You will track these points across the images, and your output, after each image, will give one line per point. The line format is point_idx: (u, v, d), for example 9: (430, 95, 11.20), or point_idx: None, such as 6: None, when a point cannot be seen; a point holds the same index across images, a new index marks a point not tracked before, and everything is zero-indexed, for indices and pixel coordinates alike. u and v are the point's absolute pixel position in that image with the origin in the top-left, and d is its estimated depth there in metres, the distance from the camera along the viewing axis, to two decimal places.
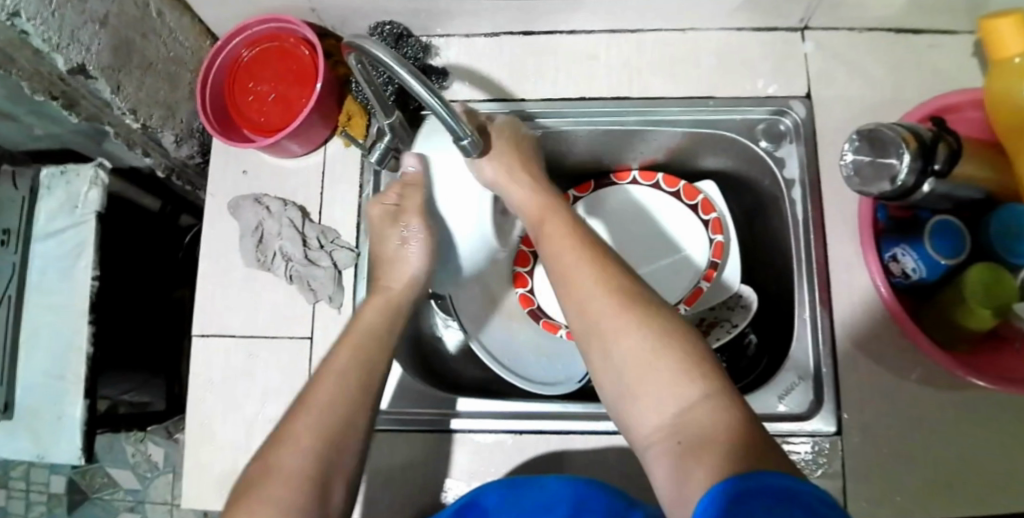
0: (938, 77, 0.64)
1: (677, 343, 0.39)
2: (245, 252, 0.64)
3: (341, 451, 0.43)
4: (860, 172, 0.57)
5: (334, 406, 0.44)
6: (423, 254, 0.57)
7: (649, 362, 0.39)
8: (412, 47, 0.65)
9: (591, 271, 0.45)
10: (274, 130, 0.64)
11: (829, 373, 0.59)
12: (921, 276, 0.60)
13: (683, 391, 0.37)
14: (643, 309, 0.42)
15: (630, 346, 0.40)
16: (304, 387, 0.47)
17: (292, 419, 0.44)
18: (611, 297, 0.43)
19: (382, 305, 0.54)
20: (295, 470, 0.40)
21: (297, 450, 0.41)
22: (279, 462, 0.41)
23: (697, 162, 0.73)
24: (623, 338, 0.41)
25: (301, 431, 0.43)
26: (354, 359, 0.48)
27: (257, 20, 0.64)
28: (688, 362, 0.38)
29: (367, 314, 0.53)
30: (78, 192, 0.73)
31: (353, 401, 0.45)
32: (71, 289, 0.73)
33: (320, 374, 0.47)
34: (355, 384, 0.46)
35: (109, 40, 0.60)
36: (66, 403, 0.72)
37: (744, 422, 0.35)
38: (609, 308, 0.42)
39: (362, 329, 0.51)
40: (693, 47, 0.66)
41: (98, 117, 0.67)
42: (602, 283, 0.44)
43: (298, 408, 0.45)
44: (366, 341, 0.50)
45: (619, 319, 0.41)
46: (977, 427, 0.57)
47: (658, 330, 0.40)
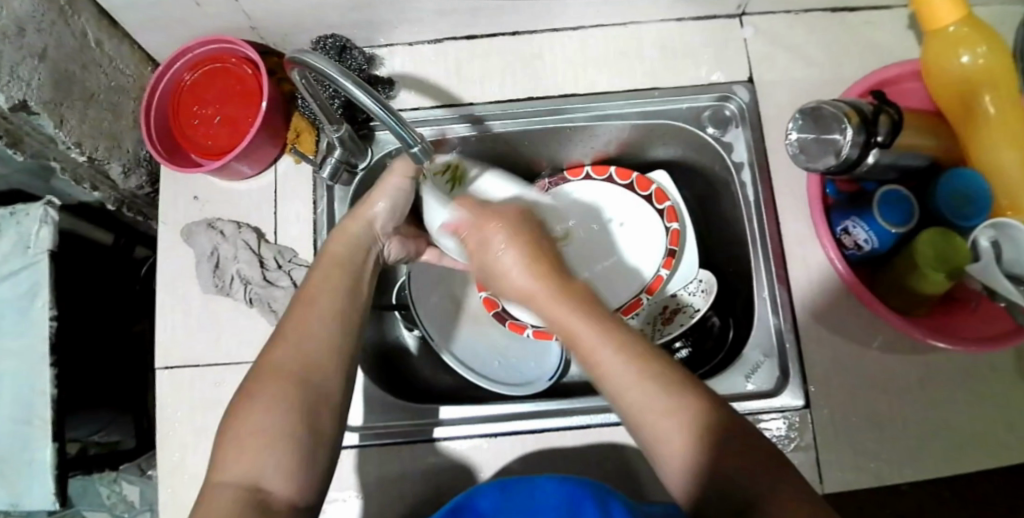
0: (873, 52, 0.66)
1: (674, 391, 0.40)
2: (201, 278, 0.63)
3: (327, 380, 0.44)
4: (806, 148, 0.59)
5: (312, 334, 0.45)
6: (393, 208, 0.57)
7: (649, 414, 0.39)
8: (356, 59, 0.65)
9: (577, 319, 0.42)
10: (223, 152, 0.64)
11: (792, 347, 0.60)
12: (873, 247, 0.61)
13: (680, 427, 0.38)
14: (632, 364, 0.40)
15: (632, 401, 0.40)
16: (282, 321, 0.47)
17: (270, 352, 0.44)
18: (613, 351, 0.41)
19: (348, 239, 0.54)
20: (279, 397, 0.41)
21: (283, 378, 0.42)
22: (263, 393, 0.41)
23: (647, 154, 0.74)
24: (625, 397, 0.40)
25: (287, 350, 0.44)
26: (334, 288, 0.49)
27: (197, 42, 0.63)
28: (682, 407, 0.39)
29: (338, 248, 0.53)
30: (29, 231, 0.72)
31: (337, 331, 0.46)
32: (31, 331, 0.71)
33: (298, 306, 0.47)
34: (337, 312, 0.47)
35: (48, 74, 0.59)
36: (32, 448, 0.70)
37: (731, 429, 0.39)
38: (609, 364, 0.41)
39: (338, 264, 0.52)
40: (637, 40, 0.67)
41: (43, 154, 0.66)
42: (595, 338, 0.41)
43: (275, 346, 0.45)
44: (340, 274, 0.51)
45: (610, 369, 0.41)
46: (940, 387, 0.59)
47: (652, 384, 0.40)
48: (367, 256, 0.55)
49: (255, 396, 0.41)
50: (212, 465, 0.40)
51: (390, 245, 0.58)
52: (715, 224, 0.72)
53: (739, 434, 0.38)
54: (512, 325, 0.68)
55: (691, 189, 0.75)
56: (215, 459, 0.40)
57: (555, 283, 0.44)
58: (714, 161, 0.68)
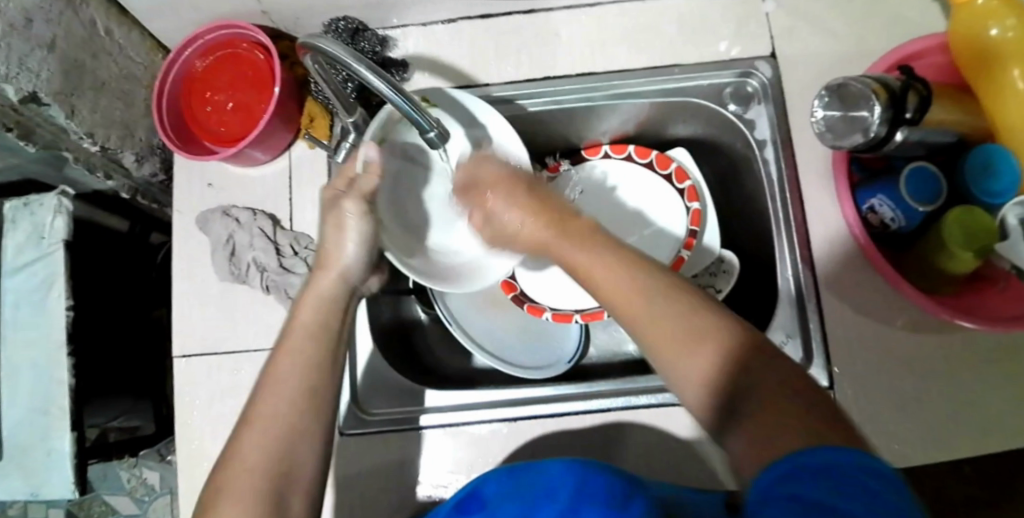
0: (900, 23, 0.64)
1: (701, 316, 0.38)
2: (217, 266, 0.63)
3: (296, 467, 0.40)
4: (833, 127, 0.57)
5: (281, 424, 0.41)
6: (364, 254, 0.52)
7: (666, 338, 0.38)
8: (368, 41, 0.64)
9: (597, 255, 0.43)
10: (236, 139, 0.63)
11: (817, 326, 0.59)
12: (901, 225, 0.60)
13: (695, 346, 0.37)
14: (655, 293, 0.40)
15: (649, 330, 0.39)
16: (251, 397, 0.43)
17: (243, 439, 0.41)
18: (634, 283, 0.40)
19: (316, 302, 0.48)
20: (247, 493, 0.38)
21: (246, 476, 0.39)
22: (228, 487, 0.39)
23: (666, 131, 0.73)
24: (645, 321, 0.39)
25: (250, 446, 0.40)
26: (296, 368, 0.44)
27: (208, 28, 0.62)
28: (700, 326, 0.37)
29: (308, 308, 0.48)
30: (43, 222, 0.71)
31: (300, 414, 0.42)
32: (47, 323, 0.71)
33: (269, 377, 0.44)
34: (300, 396, 0.42)
35: (58, 64, 0.58)
36: (53, 438, 0.70)
37: (755, 351, 0.36)
38: (635, 300, 0.40)
39: (306, 331, 0.46)
40: (654, 16, 0.65)
41: (56, 144, 0.65)
42: (622, 274, 0.41)
43: (246, 433, 0.41)
44: (309, 349, 0.45)
45: (623, 295, 0.40)
46: (968, 366, 0.57)
47: (671, 309, 0.38)
48: (343, 319, 0.49)
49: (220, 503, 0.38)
50: None
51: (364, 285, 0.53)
52: (736, 203, 0.71)
53: (777, 379, 0.34)
54: (530, 308, 0.68)
55: (711, 167, 0.73)
56: None
57: (567, 233, 0.46)
58: (735, 139, 0.67)
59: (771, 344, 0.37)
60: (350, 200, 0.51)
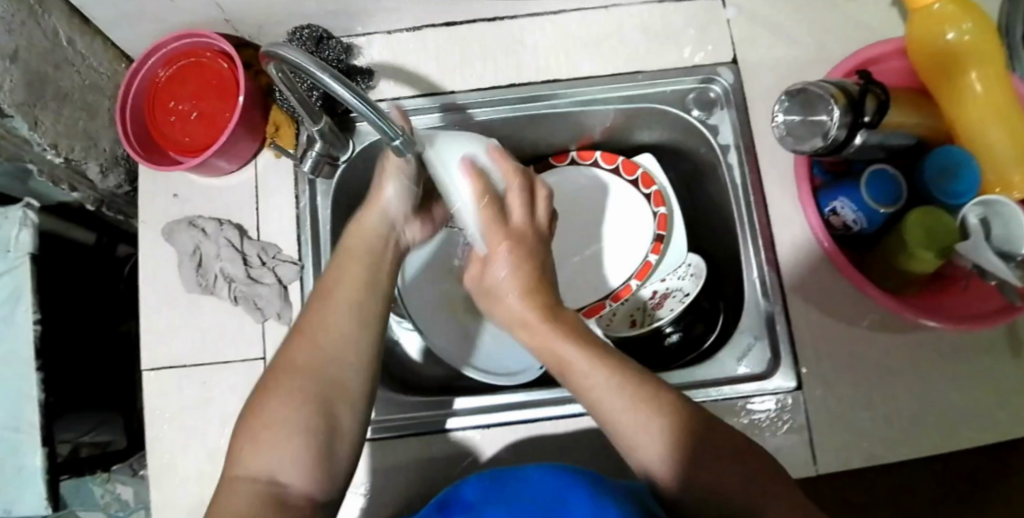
0: (857, 28, 0.65)
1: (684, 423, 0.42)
2: (185, 277, 0.62)
3: (343, 377, 0.45)
4: (793, 130, 0.58)
5: (333, 332, 0.46)
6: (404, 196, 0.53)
7: (635, 424, 0.42)
8: (333, 50, 0.64)
9: (562, 339, 0.44)
10: (201, 149, 0.63)
11: (783, 329, 0.60)
12: (862, 227, 0.61)
13: (658, 434, 0.41)
14: (643, 393, 0.42)
15: (622, 421, 0.42)
16: (302, 316, 0.48)
17: (293, 350, 0.46)
18: (621, 388, 0.42)
19: (367, 233, 0.52)
20: (303, 397, 0.43)
21: (304, 378, 0.44)
22: (280, 398, 0.43)
23: (632, 137, 0.73)
24: (619, 415, 0.42)
25: (304, 351, 0.45)
26: (351, 288, 0.49)
27: (170, 37, 0.62)
28: (669, 418, 0.42)
29: (357, 237, 0.52)
30: (8, 235, 0.70)
31: (352, 324, 0.47)
32: (15, 336, 0.70)
33: (321, 300, 0.49)
34: (350, 313, 0.48)
35: (21, 77, 0.58)
36: (19, 453, 0.69)
37: (756, 461, 0.41)
38: (613, 395, 0.42)
39: (356, 256, 0.51)
40: (618, 23, 0.66)
41: (19, 156, 0.64)
42: (594, 362, 0.43)
43: (295, 343, 0.46)
44: (358, 272, 0.50)
45: (617, 400, 0.42)
46: (930, 364, 0.58)
47: (641, 401, 0.42)
48: (387, 247, 0.53)
49: (275, 400, 0.43)
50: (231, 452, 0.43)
51: (407, 229, 0.55)
52: (701, 207, 0.72)
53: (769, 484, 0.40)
54: None
55: (677, 172, 0.74)
56: (233, 454, 0.42)
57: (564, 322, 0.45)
58: (699, 144, 0.68)
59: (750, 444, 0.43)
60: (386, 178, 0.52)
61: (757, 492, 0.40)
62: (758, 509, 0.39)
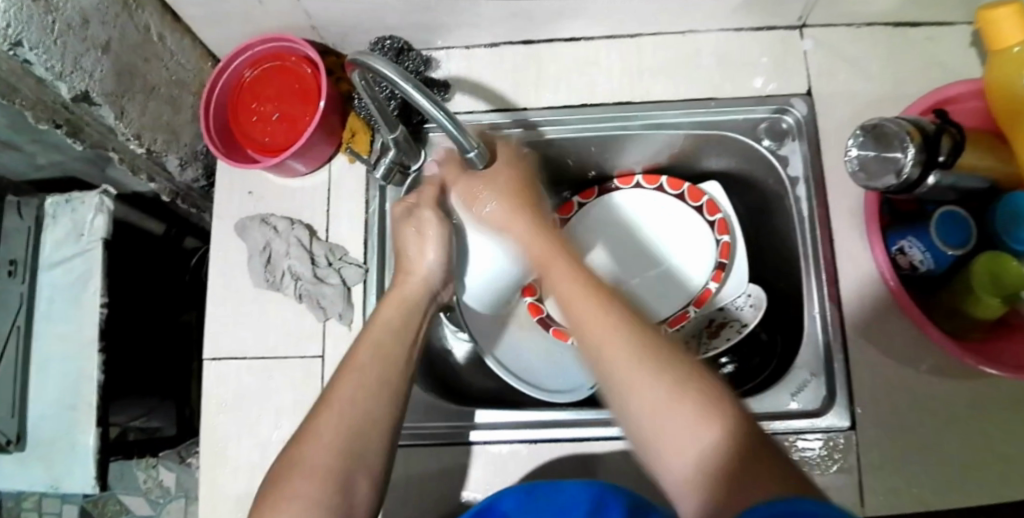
0: (937, 68, 0.64)
1: (687, 389, 0.37)
2: (254, 272, 0.64)
3: (367, 453, 0.44)
4: (866, 167, 0.57)
5: (359, 405, 0.45)
6: (443, 258, 0.55)
7: (649, 390, 0.37)
8: (412, 62, 0.66)
9: (603, 316, 0.41)
10: (279, 149, 0.64)
11: (841, 366, 0.59)
12: (929, 267, 0.60)
13: (692, 431, 0.35)
14: (642, 346, 0.39)
15: (648, 404, 0.37)
16: (330, 382, 0.48)
17: (316, 424, 0.45)
18: (618, 329, 0.40)
19: (403, 301, 0.53)
20: (316, 476, 0.42)
21: (323, 455, 0.42)
22: (302, 465, 0.42)
23: (698, 163, 0.74)
24: (644, 402, 0.37)
25: (323, 428, 0.44)
26: (376, 359, 0.48)
27: (257, 41, 0.64)
28: (707, 404, 0.36)
29: (390, 310, 0.52)
30: (83, 219, 0.73)
31: (378, 393, 0.46)
32: (79, 318, 0.73)
33: (345, 370, 0.48)
34: (376, 384, 0.47)
35: (112, 66, 0.60)
36: (79, 431, 0.72)
37: (751, 436, 0.35)
38: (617, 352, 0.39)
39: (385, 329, 0.50)
40: (692, 50, 0.67)
41: (103, 144, 0.67)
42: (628, 345, 0.39)
43: (318, 415, 0.45)
44: (389, 345, 0.49)
45: (610, 331, 0.40)
46: (991, 413, 0.57)
47: (672, 386, 0.37)
48: (422, 320, 0.53)
49: (289, 480, 0.42)
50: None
51: (447, 291, 0.57)
52: (765, 235, 0.72)
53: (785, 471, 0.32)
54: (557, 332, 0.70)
55: (741, 201, 0.74)
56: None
57: (574, 271, 0.45)
58: (767, 174, 0.68)
59: (764, 436, 0.35)
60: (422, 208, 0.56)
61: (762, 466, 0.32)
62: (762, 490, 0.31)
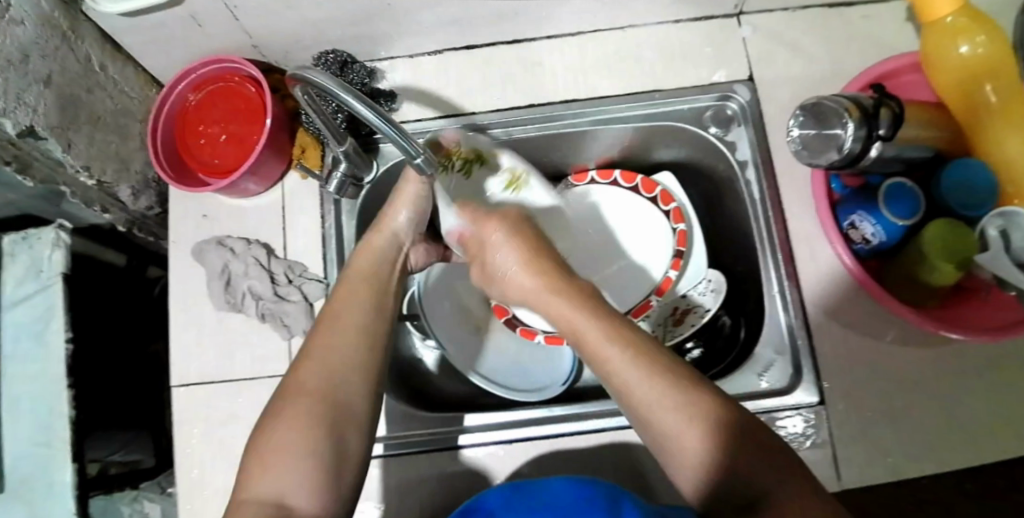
0: (874, 44, 0.66)
1: (698, 406, 0.41)
2: (214, 296, 0.64)
3: (349, 391, 0.47)
4: (808, 144, 0.59)
5: (337, 350, 0.48)
6: (413, 218, 0.58)
7: (676, 422, 0.41)
8: (357, 73, 0.65)
9: (608, 343, 0.45)
10: (230, 171, 0.64)
11: (804, 344, 0.60)
12: (881, 241, 0.61)
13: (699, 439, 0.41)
14: (661, 372, 0.43)
15: (664, 415, 0.42)
16: (313, 336, 0.50)
17: (301, 366, 0.48)
18: (646, 378, 0.43)
19: (375, 252, 0.56)
20: (305, 411, 0.44)
21: (310, 391, 0.45)
22: (295, 410, 0.44)
23: (651, 155, 0.74)
24: (659, 413, 0.42)
25: (308, 367, 0.47)
26: (353, 307, 0.52)
27: (199, 64, 0.64)
28: (711, 419, 0.41)
29: (365, 259, 0.56)
30: (41, 255, 0.72)
31: (357, 337, 0.50)
32: (48, 355, 0.72)
33: (331, 323, 0.51)
34: (356, 328, 0.50)
35: (55, 99, 0.60)
36: (52, 470, 0.71)
37: (753, 439, 0.41)
38: (641, 386, 0.43)
39: (367, 282, 0.54)
40: (635, 43, 0.68)
41: (53, 179, 0.66)
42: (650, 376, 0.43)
43: (302, 361, 0.48)
44: (363, 292, 0.53)
45: (644, 401, 0.42)
46: (954, 379, 0.58)
47: (685, 401, 0.42)
48: (393, 268, 0.57)
49: (281, 413, 0.44)
50: (242, 464, 0.44)
51: (414, 250, 0.60)
52: (721, 221, 0.72)
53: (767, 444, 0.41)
54: (523, 331, 0.69)
55: (696, 189, 0.75)
56: (242, 477, 0.43)
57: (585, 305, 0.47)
58: (718, 160, 0.69)
59: (767, 435, 0.41)
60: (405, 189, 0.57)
61: (762, 466, 0.40)
62: (748, 466, 0.40)
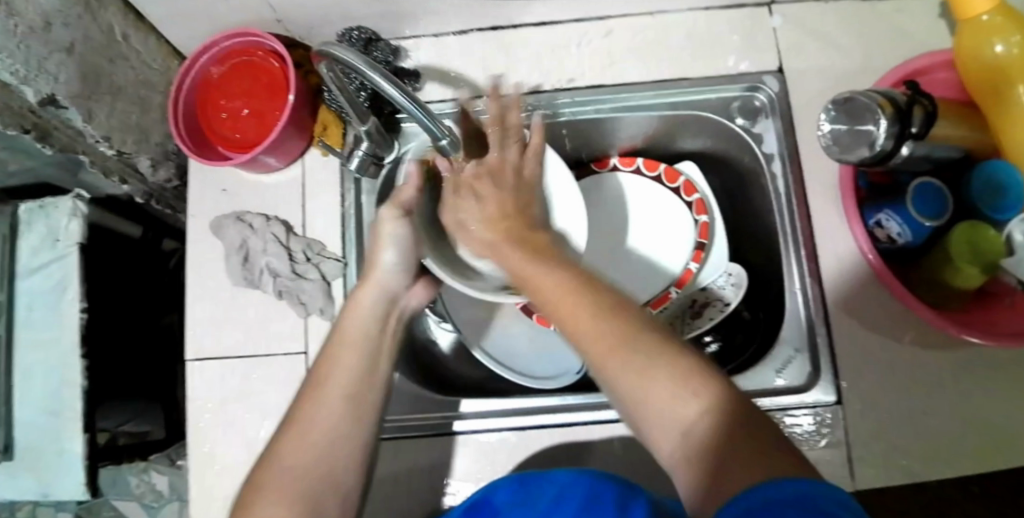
0: (907, 38, 0.64)
1: (665, 373, 0.37)
2: (231, 271, 0.64)
3: (339, 475, 0.44)
4: (839, 140, 0.57)
5: (321, 430, 0.44)
6: (402, 258, 0.54)
7: (646, 390, 0.37)
8: (381, 51, 0.65)
9: (565, 297, 0.42)
10: (251, 145, 0.64)
11: (825, 340, 0.59)
12: (908, 240, 0.60)
13: (681, 408, 0.36)
14: (619, 329, 0.39)
15: (627, 379, 0.37)
16: (295, 403, 0.47)
17: (283, 445, 0.44)
18: (604, 339, 0.39)
19: (362, 311, 0.51)
20: (287, 496, 0.41)
21: (290, 476, 0.42)
22: (277, 487, 0.42)
23: (675, 144, 0.74)
24: (623, 373, 0.37)
25: (294, 449, 0.44)
26: (351, 382, 0.47)
27: (223, 36, 0.63)
28: (679, 379, 0.36)
29: (354, 319, 0.51)
30: (58, 224, 0.72)
31: (343, 414, 0.46)
32: (59, 326, 0.72)
33: (314, 391, 0.47)
34: (349, 403, 0.46)
35: (76, 68, 0.59)
36: (65, 439, 0.71)
37: (730, 411, 0.35)
38: (602, 346, 0.39)
39: (353, 342, 0.49)
40: (663, 30, 0.67)
41: (72, 147, 0.66)
42: (615, 343, 0.38)
43: (283, 437, 0.45)
44: (360, 359, 0.48)
45: (604, 355, 0.38)
46: (973, 380, 0.58)
47: (643, 357, 0.37)
48: (386, 323, 0.52)
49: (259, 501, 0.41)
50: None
51: (408, 297, 0.55)
52: (743, 213, 0.72)
53: (752, 430, 0.34)
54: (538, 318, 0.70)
55: (718, 181, 0.74)
56: None
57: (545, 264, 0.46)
58: (743, 152, 0.68)
59: (746, 404, 0.36)
60: (388, 212, 0.53)
61: (734, 446, 0.33)
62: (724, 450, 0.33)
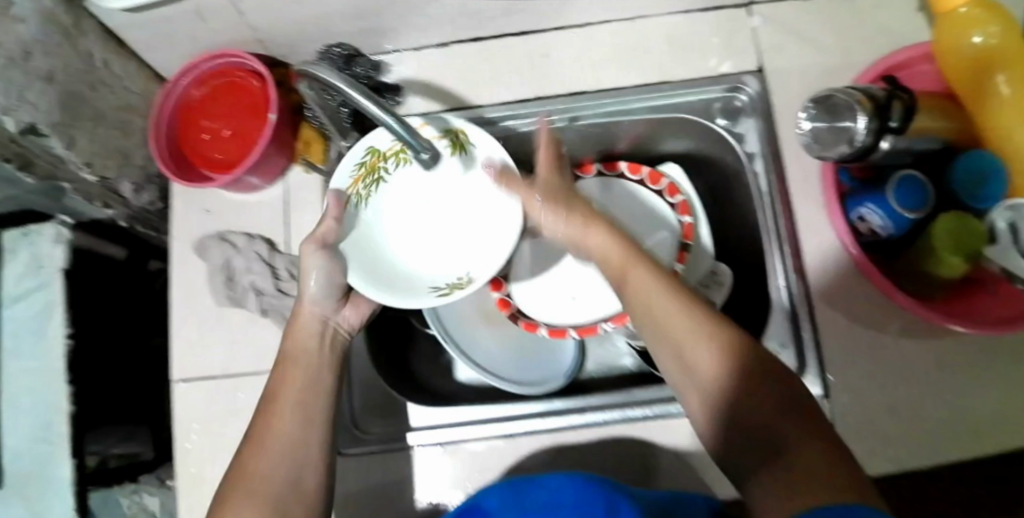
0: (884, 33, 0.65)
1: (711, 334, 0.42)
2: (215, 291, 0.64)
3: (301, 495, 0.44)
4: (819, 138, 0.57)
5: (275, 448, 0.45)
6: (329, 284, 0.52)
7: (696, 349, 0.41)
8: (363, 67, 0.66)
9: (642, 274, 0.46)
10: (234, 165, 0.64)
11: (810, 335, 0.59)
12: (889, 232, 0.60)
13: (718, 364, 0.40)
14: (679, 301, 0.43)
15: (679, 335, 0.42)
16: (250, 426, 0.47)
17: (248, 467, 0.44)
18: (664, 304, 0.44)
19: (303, 330, 0.52)
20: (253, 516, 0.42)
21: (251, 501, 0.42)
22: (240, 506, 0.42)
23: (659, 146, 0.74)
24: (676, 332, 0.42)
25: (254, 470, 0.44)
26: (296, 406, 0.47)
27: (204, 58, 0.63)
28: (728, 347, 0.41)
29: (297, 339, 0.51)
30: (42, 251, 0.72)
31: (293, 433, 0.46)
32: (46, 354, 0.71)
33: (265, 412, 0.47)
34: (298, 423, 0.46)
35: (56, 95, 0.59)
36: (53, 467, 0.70)
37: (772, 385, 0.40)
38: (663, 312, 0.43)
39: (297, 362, 0.50)
40: (643, 35, 0.67)
41: (54, 174, 0.66)
42: (673, 307, 0.43)
43: (246, 458, 0.45)
44: (303, 378, 0.49)
45: (660, 316, 0.43)
46: (963, 371, 0.57)
47: (699, 322, 0.42)
48: (324, 342, 0.52)
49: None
50: None
51: (342, 316, 0.54)
52: (729, 212, 0.72)
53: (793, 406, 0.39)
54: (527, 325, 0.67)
55: (703, 181, 0.74)
56: None
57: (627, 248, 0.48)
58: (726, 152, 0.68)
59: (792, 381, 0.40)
60: (309, 243, 0.52)
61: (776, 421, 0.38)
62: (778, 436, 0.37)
